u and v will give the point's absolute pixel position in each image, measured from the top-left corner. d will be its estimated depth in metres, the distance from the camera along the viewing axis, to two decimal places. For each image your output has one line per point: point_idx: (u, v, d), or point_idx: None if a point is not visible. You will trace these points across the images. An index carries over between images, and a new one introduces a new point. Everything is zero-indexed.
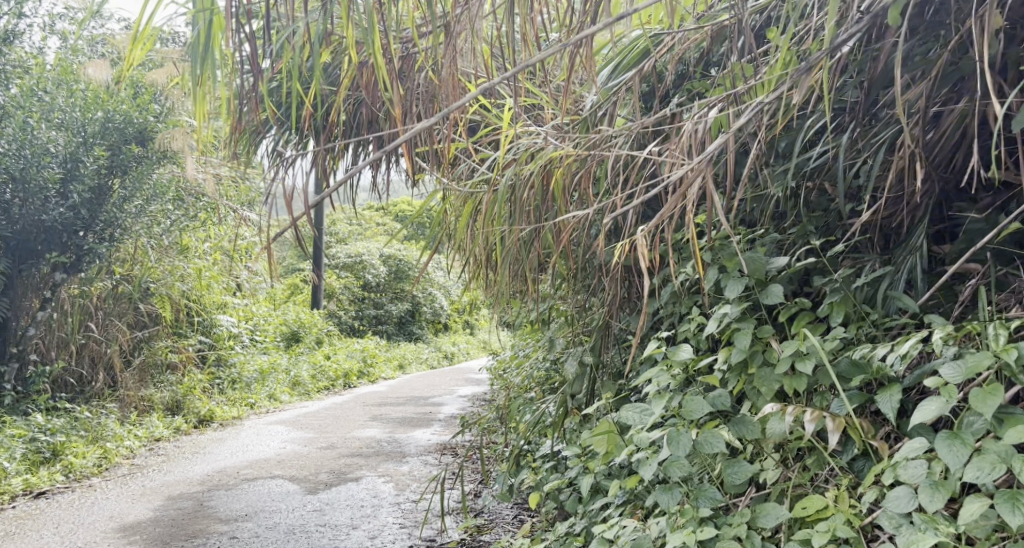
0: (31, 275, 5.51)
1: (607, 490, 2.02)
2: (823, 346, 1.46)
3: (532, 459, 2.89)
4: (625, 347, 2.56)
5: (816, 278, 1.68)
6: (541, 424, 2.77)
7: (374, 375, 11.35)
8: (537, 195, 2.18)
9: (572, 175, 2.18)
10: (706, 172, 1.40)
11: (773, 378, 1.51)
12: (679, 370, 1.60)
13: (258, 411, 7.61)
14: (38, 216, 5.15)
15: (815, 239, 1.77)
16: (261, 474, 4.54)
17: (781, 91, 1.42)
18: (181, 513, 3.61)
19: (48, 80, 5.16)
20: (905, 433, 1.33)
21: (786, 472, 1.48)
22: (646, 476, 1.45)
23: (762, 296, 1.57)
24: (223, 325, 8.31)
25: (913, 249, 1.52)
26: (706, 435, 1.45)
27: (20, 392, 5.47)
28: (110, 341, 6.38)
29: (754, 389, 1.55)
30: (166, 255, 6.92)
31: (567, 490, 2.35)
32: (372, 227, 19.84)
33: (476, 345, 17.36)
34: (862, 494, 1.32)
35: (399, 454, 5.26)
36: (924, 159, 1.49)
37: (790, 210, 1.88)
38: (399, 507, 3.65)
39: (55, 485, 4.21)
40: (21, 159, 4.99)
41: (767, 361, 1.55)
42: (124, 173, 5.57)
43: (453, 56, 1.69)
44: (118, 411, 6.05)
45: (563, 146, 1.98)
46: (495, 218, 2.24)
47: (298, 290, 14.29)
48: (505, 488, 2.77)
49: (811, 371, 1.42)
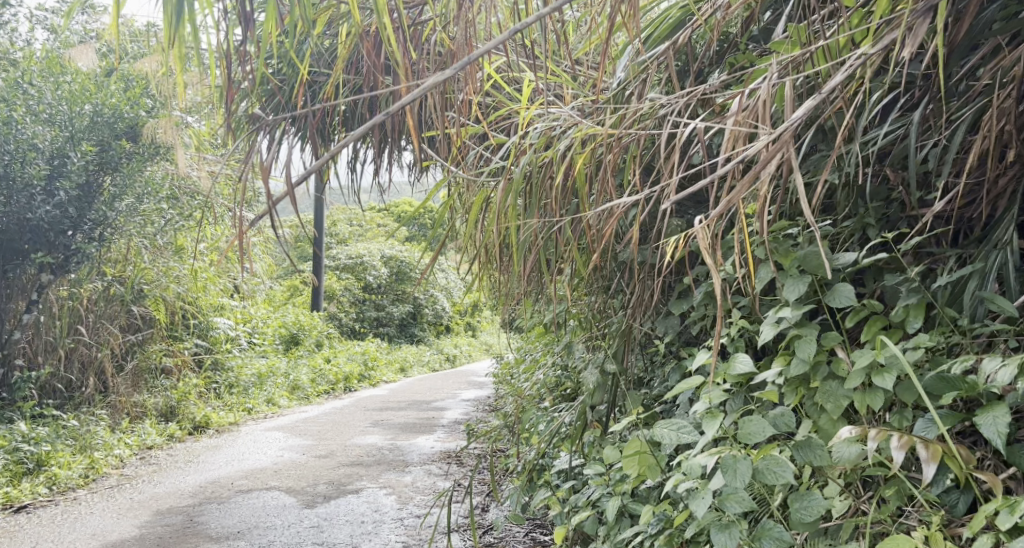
0: (16, 276, 5.30)
1: (637, 516, 1.80)
2: (904, 357, 1.24)
3: (547, 474, 2.67)
4: (649, 353, 2.34)
5: (883, 276, 1.46)
6: (557, 436, 2.56)
7: (375, 379, 11.12)
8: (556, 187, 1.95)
9: (597, 160, 1.96)
10: (791, 146, 1.04)
11: (841, 394, 1.29)
12: (730, 384, 1.38)
13: (256, 416, 7.39)
14: (24, 215, 4.94)
15: (878, 233, 1.54)
16: (256, 486, 4.32)
17: (881, 45, 1.10)
18: (168, 530, 3.39)
19: (35, 72, 4.97)
20: (1013, 464, 1.10)
21: (857, 504, 1.26)
22: (697, 511, 1.23)
23: (827, 298, 1.35)
24: (220, 328, 8.10)
25: (1003, 243, 1.28)
26: (769, 463, 1.22)
27: (4, 398, 5.25)
28: (100, 345, 6.16)
29: (817, 407, 1.33)
30: (160, 256, 6.70)
31: (589, 512, 2.14)
32: (374, 228, 19.64)
33: (479, 348, 17.13)
34: (964, 537, 1.09)
35: (401, 463, 5.04)
36: (1020, 138, 1.25)
37: (845, 199, 1.65)
38: (402, 523, 3.43)
39: (37, 499, 3.99)
40: (6, 155, 4.81)
41: (834, 374, 1.33)
42: (114, 170, 5.35)
43: (469, 25, 1.47)
44: (108, 418, 5.83)
45: (590, 125, 1.77)
46: (510, 210, 2.03)
47: (298, 293, 14.09)
48: (517, 506, 2.55)
49: (894, 387, 1.19)
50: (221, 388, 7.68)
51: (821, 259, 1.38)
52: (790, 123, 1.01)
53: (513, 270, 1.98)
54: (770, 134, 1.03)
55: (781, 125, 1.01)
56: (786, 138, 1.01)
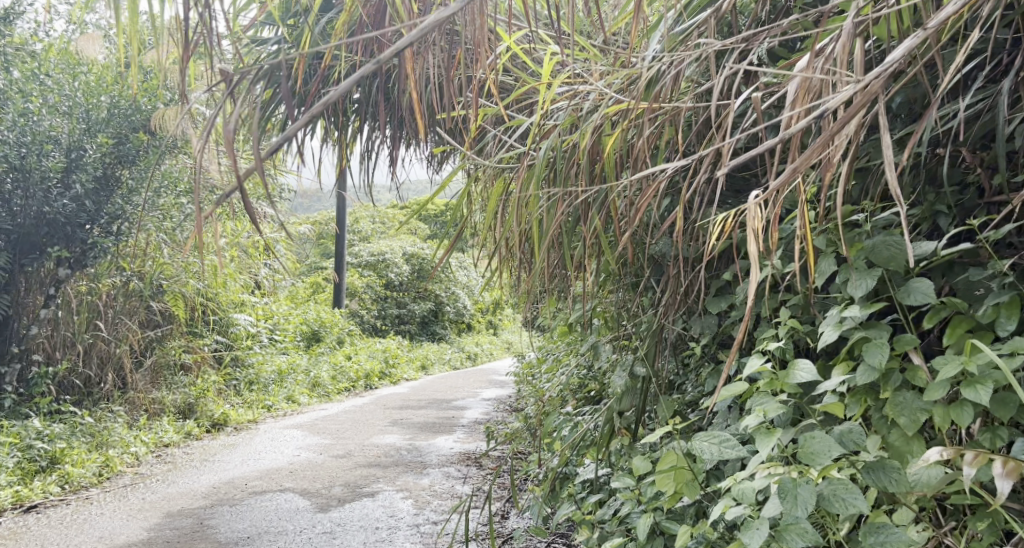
0: (34, 271, 5.24)
1: (670, 536, 1.63)
2: (995, 365, 1.06)
3: (571, 483, 2.51)
4: (681, 354, 2.17)
5: (962, 273, 1.27)
6: (582, 443, 2.40)
7: (395, 377, 11.02)
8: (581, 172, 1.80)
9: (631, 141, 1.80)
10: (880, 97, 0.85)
11: (917, 406, 1.12)
12: (787, 393, 1.21)
13: (275, 414, 7.31)
14: (40, 208, 4.89)
15: (953, 223, 1.35)
16: (271, 487, 4.21)
17: None
18: (177, 533, 3.29)
19: (52, 63, 4.90)
20: None
21: (938, 536, 1.08)
22: (751, 542, 1.05)
23: (901, 295, 1.18)
24: (240, 324, 8.06)
25: None
26: (835, 486, 1.04)
27: (21, 394, 5.21)
28: (119, 341, 6.10)
29: (887, 421, 1.16)
30: (180, 251, 6.64)
31: (617, 529, 1.97)
32: (396, 225, 19.58)
33: (500, 346, 17.00)
34: None
35: (420, 464, 4.90)
36: None
37: (913, 184, 1.44)
38: (418, 530, 3.28)
39: (48, 498, 3.92)
40: (22, 147, 4.74)
41: (908, 383, 1.16)
42: (131, 163, 5.27)
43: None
44: (126, 415, 5.78)
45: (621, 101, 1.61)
46: (532, 199, 1.89)
47: (321, 289, 14.06)
48: (539, 517, 2.40)
49: (987, 399, 1.01)
50: (241, 384, 7.62)
51: (893, 249, 1.21)
52: (880, 70, 0.82)
53: (535, 270, 1.83)
54: (854, 85, 0.85)
55: (869, 73, 0.82)
56: (873, 89, 0.82)
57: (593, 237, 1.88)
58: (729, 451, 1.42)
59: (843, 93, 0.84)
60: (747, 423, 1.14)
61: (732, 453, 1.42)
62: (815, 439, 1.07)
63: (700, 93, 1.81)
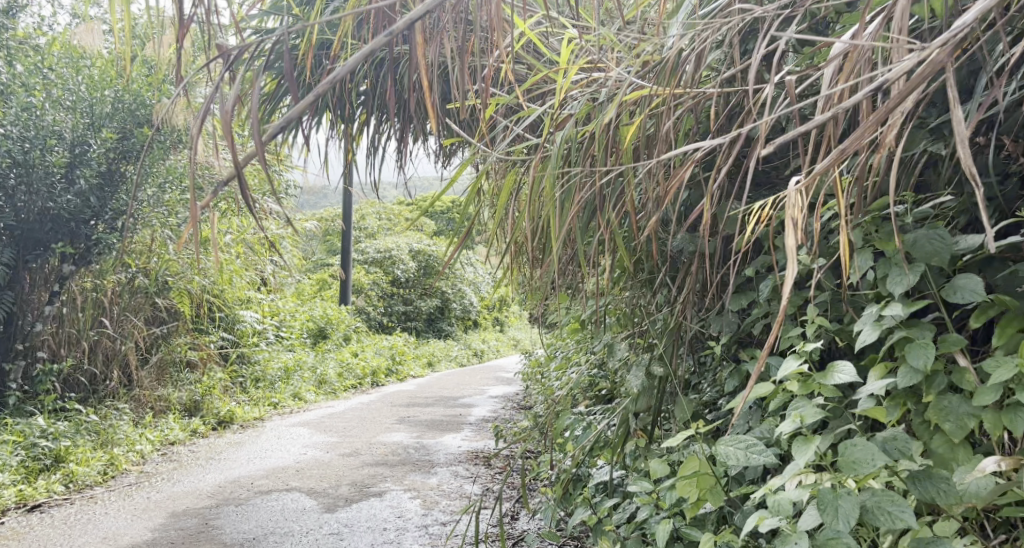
0: (38, 267, 5.19)
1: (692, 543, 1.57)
2: None
3: (585, 485, 2.45)
4: (698, 354, 2.11)
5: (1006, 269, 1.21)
6: (596, 444, 2.34)
7: (402, 374, 10.97)
8: (599, 163, 1.74)
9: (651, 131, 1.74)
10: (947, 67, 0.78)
11: (964, 412, 1.05)
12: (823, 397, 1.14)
13: (281, 411, 7.26)
14: (44, 204, 4.84)
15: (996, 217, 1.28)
16: (277, 486, 4.16)
17: None
18: (182, 534, 3.24)
19: (55, 57, 4.86)
20: None
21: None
22: None
23: (945, 293, 1.11)
24: (246, 321, 8.03)
25: None
26: (883, 499, 0.97)
27: (26, 391, 5.18)
28: (124, 338, 6.06)
29: (931, 426, 1.09)
30: (186, 248, 6.59)
31: (634, 535, 1.91)
32: (402, 221, 19.52)
33: (507, 343, 16.94)
34: None
35: (427, 463, 4.84)
36: None
37: (950, 176, 1.37)
38: (426, 531, 3.22)
39: (52, 497, 3.87)
40: (25, 143, 4.70)
41: (953, 386, 1.09)
42: (136, 158, 5.22)
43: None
44: (131, 412, 5.74)
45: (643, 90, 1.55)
46: (547, 193, 1.83)
47: (327, 286, 14.01)
48: (552, 521, 2.34)
49: None
50: (247, 382, 7.58)
51: (936, 243, 1.14)
52: (947, 38, 0.75)
53: (549, 267, 1.78)
54: (918, 54, 0.78)
55: (935, 41, 0.75)
56: (940, 58, 0.75)
57: (610, 230, 1.83)
58: (758, 456, 1.36)
59: (906, 63, 0.77)
60: (781, 430, 1.08)
61: (761, 459, 1.36)
62: (855, 446, 1.01)
63: (723, 82, 1.75)
